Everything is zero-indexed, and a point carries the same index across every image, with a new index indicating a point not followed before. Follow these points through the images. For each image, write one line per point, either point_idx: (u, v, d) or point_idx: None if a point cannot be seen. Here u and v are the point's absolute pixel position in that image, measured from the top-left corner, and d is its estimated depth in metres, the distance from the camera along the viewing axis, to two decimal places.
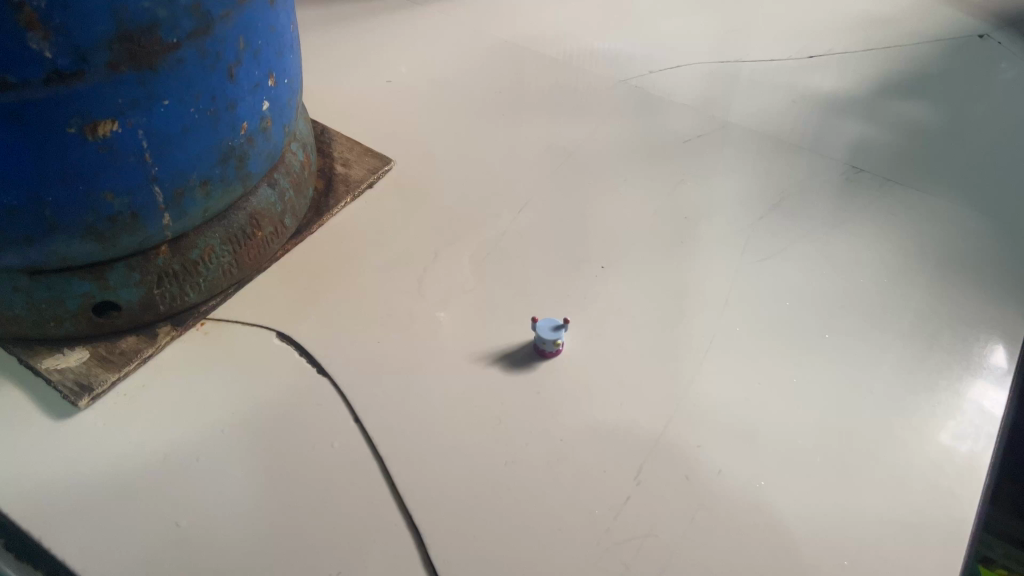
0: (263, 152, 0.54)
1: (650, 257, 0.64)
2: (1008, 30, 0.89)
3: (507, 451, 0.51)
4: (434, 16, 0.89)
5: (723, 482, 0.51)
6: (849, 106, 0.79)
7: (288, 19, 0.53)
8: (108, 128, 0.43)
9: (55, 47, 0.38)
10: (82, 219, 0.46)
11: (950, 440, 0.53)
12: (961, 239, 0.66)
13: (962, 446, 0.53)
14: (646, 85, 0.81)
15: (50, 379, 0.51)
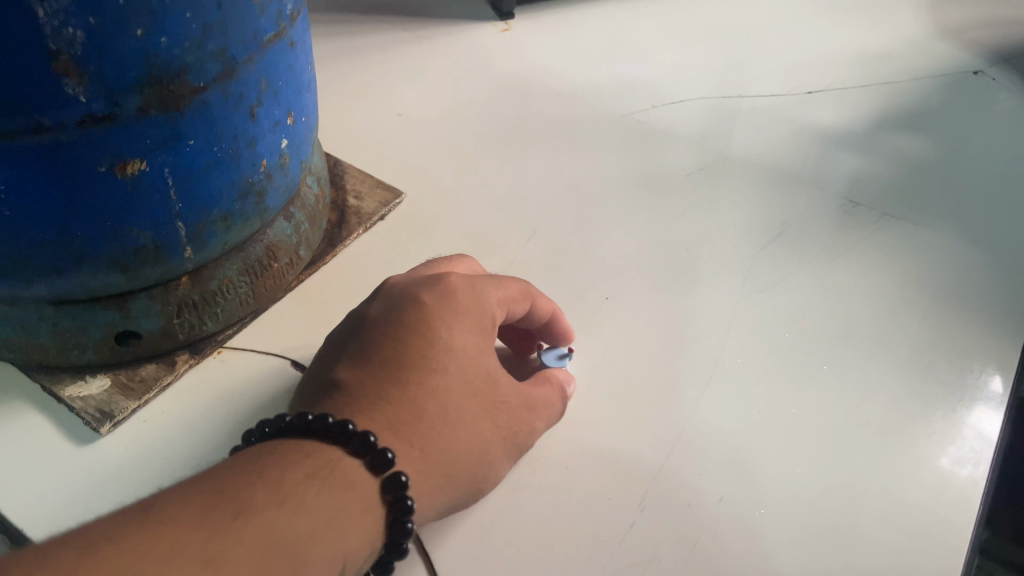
0: (280, 187, 0.56)
1: (654, 288, 0.66)
2: (1002, 65, 0.91)
3: (514, 477, 0.53)
4: (442, 50, 0.91)
5: (725, 509, 0.52)
6: (848, 140, 0.81)
7: (306, 59, 0.55)
8: (136, 167, 0.45)
9: (89, 91, 0.40)
10: (109, 252, 0.48)
11: (948, 465, 0.55)
12: (956, 271, 0.68)
13: (960, 471, 0.55)
14: (649, 118, 0.83)
15: (74, 406, 0.53)
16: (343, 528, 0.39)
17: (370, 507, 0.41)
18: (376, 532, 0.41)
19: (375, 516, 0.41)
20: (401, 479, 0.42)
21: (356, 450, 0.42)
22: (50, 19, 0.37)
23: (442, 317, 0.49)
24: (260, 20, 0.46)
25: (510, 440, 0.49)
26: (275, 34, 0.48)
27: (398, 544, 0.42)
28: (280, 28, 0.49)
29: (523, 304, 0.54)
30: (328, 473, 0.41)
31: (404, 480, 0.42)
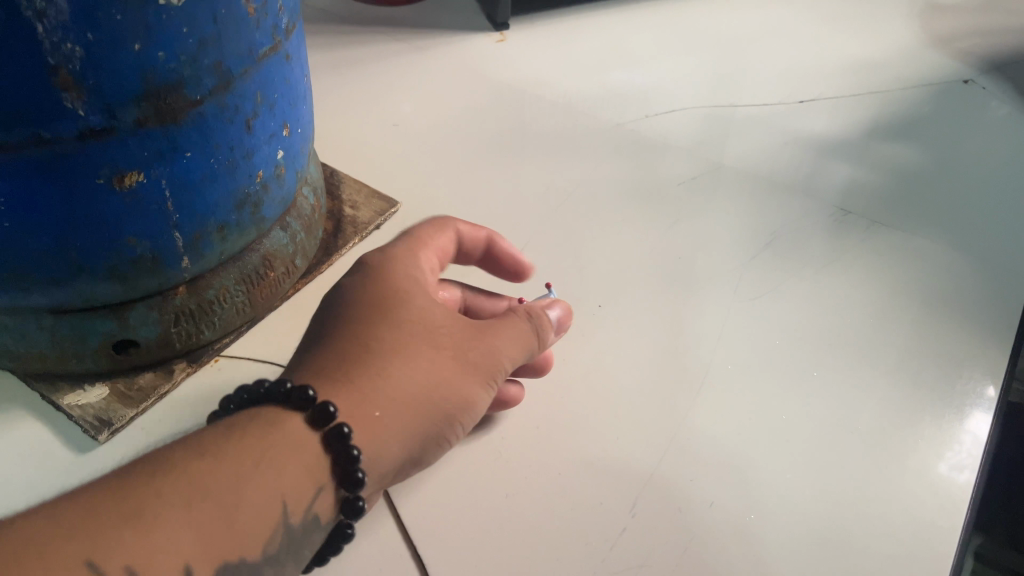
0: (276, 198, 0.57)
1: (646, 296, 0.67)
2: (992, 74, 0.92)
3: (507, 483, 0.53)
4: (438, 60, 0.92)
5: (716, 514, 0.53)
6: (839, 149, 0.82)
7: (301, 72, 0.55)
8: (133, 178, 0.46)
9: (87, 105, 0.41)
10: (107, 262, 0.48)
11: (947, 470, 0.56)
12: (945, 278, 0.69)
13: (958, 475, 0.55)
14: (642, 127, 0.84)
15: (72, 414, 0.54)
16: (282, 474, 0.40)
17: (312, 459, 0.41)
18: (324, 476, 0.42)
19: (318, 462, 0.42)
20: (344, 431, 0.42)
21: (292, 408, 0.42)
22: (49, 35, 0.38)
23: (376, 270, 0.49)
24: (256, 34, 0.47)
25: (475, 364, 0.47)
26: (270, 47, 0.49)
27: (354, 482, 0.42)
28: (275, 42, 0.49)
29: (442, 239, 0.54)
30: (265, 429, 0.41)
31: (345, 430, 0.42)
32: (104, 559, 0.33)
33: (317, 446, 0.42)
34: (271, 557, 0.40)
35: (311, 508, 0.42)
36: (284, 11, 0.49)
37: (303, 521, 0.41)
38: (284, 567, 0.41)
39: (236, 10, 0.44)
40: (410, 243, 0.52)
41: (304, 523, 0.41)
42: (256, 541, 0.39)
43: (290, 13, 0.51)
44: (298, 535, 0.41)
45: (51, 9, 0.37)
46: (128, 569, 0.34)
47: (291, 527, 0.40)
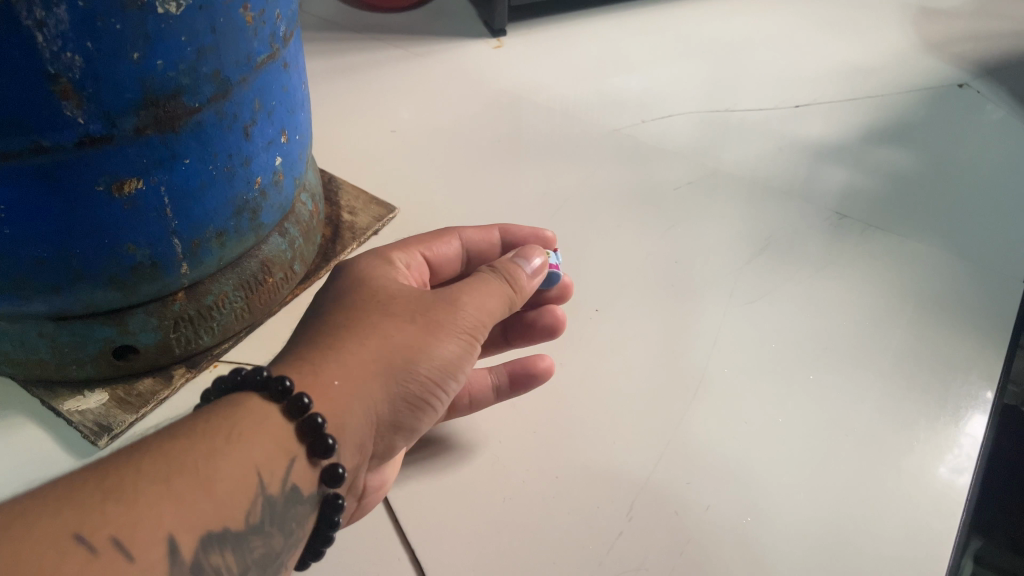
0: (274, 204, 0.57)
1: (642, 300, 0.67)
2: (986, 78, 0.93)
3: (505, 487, 0.54)
4: (435, 67, 0.92)
5: (712, 517, 0.53)
6: (834, 154, 0.82)
7: (299, 79, 0.56)
8: (133, 186, 0.46)
9: (87, 113, 0.41)
10: (106, 269, 0.49)
11: (946, 473, 0.56)
12: (941, 281, 0.69)
13: (957, 479, 0.56)
14: (638, 133, 0.85)
15: (72, 420, 0.54)
16: (254, 445, 0.41)
17: (278, 429, 0.42)
18: (295, 445, 0.43)
19: (286, 432, 0.42)
20: (302, 399, 0.42)
21: (254, 388, 0.43)
22: (49, 45, 0.38)
23: (349, 268, 0.52)
24: (254, 43, 0.47)
25: (435, 323, 0.48)
26: (268, 56, 0.49)
27: (324, 447, 0.43)
28: (273, 50, 0.50)
29: (439, 244, 0.58)
30: (231, 409, 0.42)
31: (303, 397, 0.42)
32: (92, 531, 0.34)
33: (281, 418, 0.43)
34: (254, 528, 0.40)
35: (287, 478, 0.42)
36: (281, 19, 0.50)
37: (280, 491, 0.42)
38: (272, 542, 0.41)
39: (234, 19, 0.45)
40: (392, 245, 0.55)
41: (283, 494, 0.42)
42: (239, 508, 0.39)
43: (287, 21, 0.51)
44: (279, 507, 0.42)
45: (51, 19, 0.37)
46: (115, 539, 0.34)
47: (269, 497, 0.41)
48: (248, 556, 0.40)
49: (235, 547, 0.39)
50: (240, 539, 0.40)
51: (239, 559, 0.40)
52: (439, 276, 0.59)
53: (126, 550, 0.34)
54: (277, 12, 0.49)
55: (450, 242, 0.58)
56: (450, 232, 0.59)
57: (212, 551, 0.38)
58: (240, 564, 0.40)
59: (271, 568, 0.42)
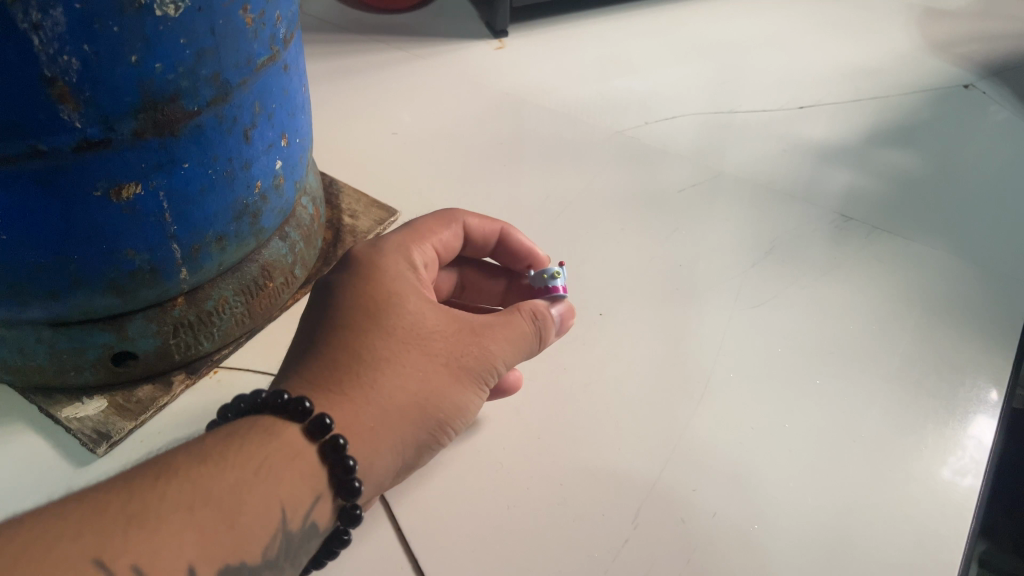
0: (275, 208, 0.57)
1: (647, 304, 0.67)
2: (991, 79, 0.92)
3: (510, 495, 0.53)
4: (437, 69, 0.92)
5: (718, 524, 0.52)
6: (839, 156, 0.82)
7: (299, 81, 0.55)
8: (131, 190, 0.45)
9: (85, 117, 0.41)
10: (105, 275, 0.48)
11: (949, 476, 0.55)
12: (947, 284, 0.69)
13: (961, 481, 0.55)
14: (641, 135, 0.84)
15: (70, 427, 0.54)
16: (281, 481, 0.40)
17: (309, 464, 0.42)
18: (320, 483, 0.42)
19: (315, 471, 0.42)
20: (339, 442, 0.42)
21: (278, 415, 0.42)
22: (45, 47, 0.37)
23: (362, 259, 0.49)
24: (254, 45, 0.47)
25: (463, 365, 0.47)
26: (268, 58, 0.49)
27: (350, 490, 0.43)
28: (274, 52, 0.49)
29: (444, 233, 0.55)
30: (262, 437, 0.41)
31: (342, 441, 0.42)
32: (113, 557, 0.33)
33: (314, 456, 0.42)
34: (271, 563, 0.40)
35: (309, 515, 0.42)
36: (282, 21, 0.49)
37: (301, 527, 0.41)
38: (286, 574, 0.41)
39: (233, 21, 0.44)
40: (407, 234, 0.53)
41: (302, 529, 0.41)
42: (258, 543, 0.39)
43: (288, 23, 0.50)
44: (297, 542, 0.41)
45: (48, 21, 0.37)
46: (135, 566, 0.34)
47: (289, 533, 0.41)
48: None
49: None
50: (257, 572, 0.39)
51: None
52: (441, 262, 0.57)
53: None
54: (277, 14, 0.48)
55: (456, 229, 0.56)
56: (453, 217, 0.56)
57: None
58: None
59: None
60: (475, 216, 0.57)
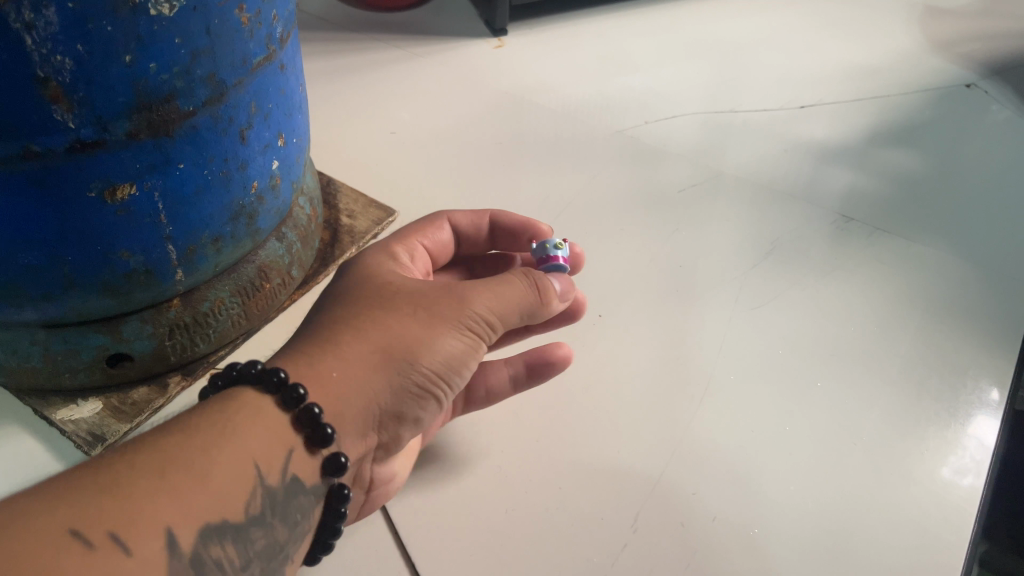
0: (272, 209, 0.56)
1: (646, 305, 0.66)
2: (993, 79, 0.91)
3: (509, 498, 0.53)
4: (436, 67, 0.91)
5: (718, 528, 0.52)
6: (840, 156, 0.81)
7: (296, 81, 0.55)
8: (126, 191, 0.45)
9: (78, 117, 0.40)
10: (99, 277, 0.48)
11: (949, 475, 0.55)
12: (949, 285, 0.68)
13: (961, 481, 0.55)
14: (641, 134, 0.83)
15: (65, 430, 0.53)
16: (249, 438, 0.41)
17: (276, 420, 0.42)
18: (291, 436, 0.43)
19: (285, 425, 0.42)
20: (298, 392, 0.42)
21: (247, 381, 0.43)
22: (38, 47, 0.37)
23: (352, 265, 0.51)
24: (250, 44, 0.46)
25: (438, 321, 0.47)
26: (264, 57, 0.48)
27: (322, 439, 0.43)
28: (270, 51, 0.49)
29: (438, 233, 0.57)
30: (225, 403, 0.42)
31: (300, 391, 0.42)
32: (88, 528, 0.33)
33: (280, 411, 0.42)
34: (255, 520, 0.40)
35: (287, 469, 0.42)
36: (278, 20, 0.49)
37: (281, 482, 0.42)
38: (276, 533, 0.42)
39: (229, 20, 0.44)
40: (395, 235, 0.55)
41: (283, 484, 0.42)
42: (237, 500, 0.39)
43: (284, 22, 0.50)
44: (280, 497, 0.42)
45: (40, 21, 0.36)
46: (113, 535, 0.34)
47: (269, 488, 0.41)
48: (251, 548, 0.40)
49: (235, 539, 0.39)
50: (241, 530, 0.39)
51: (241, 550, 0.39)
52: (439, 263, 0.58)
53: (124, 544, 0.34)
54: (274, 13, 0.48)
55: (449, 229, 0.57)
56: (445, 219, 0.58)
57: (212, 544, 0.37)
58: (244, 556, 0.39)
59: (278, 558, 0.42)
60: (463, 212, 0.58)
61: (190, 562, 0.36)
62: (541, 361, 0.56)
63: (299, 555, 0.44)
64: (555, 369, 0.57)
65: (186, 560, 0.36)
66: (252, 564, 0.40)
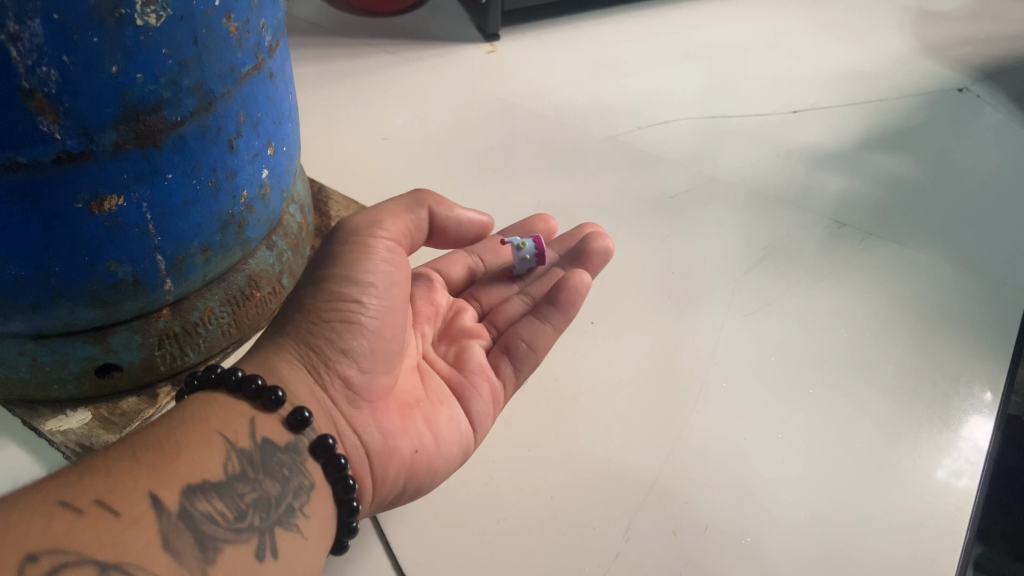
0: (261, 218, 0.56)
1: (637, 312, 0.66)
2: (986, 83, 0.91)
3: (497, 507, 0.52)
4: (429, 72, 0.91)
5: (710, 537, 0.52)
6: (833, 160, 0.81)
7: (286, 89, 0.55)
8: (114, 203, 0.45)
9: (64, 128, 0.40)
10: (86, 287, 0.47)
11: (945, 476, 0.56)
12: (940, 291, 0.68)
13: (956, 482, 0.55)
14: (635, 140, 0.83)
15: (53, 440, 0.53)
16: (208, 418, 0.43)
17: (230, 404, 0.45)
18: (248, 409, 0.45)
19: (240, 403, 0.45)
20: (236, 375, 0.45)
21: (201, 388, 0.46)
22: (23, 59, 0.37)
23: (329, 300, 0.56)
24: (238, 53, 0.46)
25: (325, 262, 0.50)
26: (253, 66, 0.48)
27: (272, 397, 0.44)
28: (258, 60, 0.48)
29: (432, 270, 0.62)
30: (179, 408, 0.44)
31: (237, 372, 0.45)
32: (74, 498, 0.36)
33: (236, 399, 0.45)
34: (238, 477, 0.42)
35: (254, 434, 0.44)
36: (267, 29, 0.48)
37: (253, 444, 0.43)
38: (266, 487, 0.42)
39: (216, 30, 0.43)
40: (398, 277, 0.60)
41: (256, 447, 0.43)
42: (210, 462, 0.41)
43: (273, 31, 0.50)
44: (258, 457, 0.43)
45: (25, 32, 0.36)
46: (98, 502, 0.37)
47: (242, 451, 0.43)
48: (241, 501, 0.41)
49: (219, 495, 0.40)
50: (226, 487, 0.41)
51: (232, 504, 0.41)
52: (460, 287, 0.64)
53: (111, 507, 0.37)
54: (262, 22, 0.48)
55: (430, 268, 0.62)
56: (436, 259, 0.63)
57: (197, 499, 0.39)
58: (235, 508, 0.41)
59: (279, 509, 0.42)
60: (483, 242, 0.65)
61: (179, 515, 0.38)
62: (556, 288, 0.56)
63: (318, 513, 0.44)
64: (574, 292, 0.56)
65: (174, 515, 0.38)
66: (248, 514, 0.41)
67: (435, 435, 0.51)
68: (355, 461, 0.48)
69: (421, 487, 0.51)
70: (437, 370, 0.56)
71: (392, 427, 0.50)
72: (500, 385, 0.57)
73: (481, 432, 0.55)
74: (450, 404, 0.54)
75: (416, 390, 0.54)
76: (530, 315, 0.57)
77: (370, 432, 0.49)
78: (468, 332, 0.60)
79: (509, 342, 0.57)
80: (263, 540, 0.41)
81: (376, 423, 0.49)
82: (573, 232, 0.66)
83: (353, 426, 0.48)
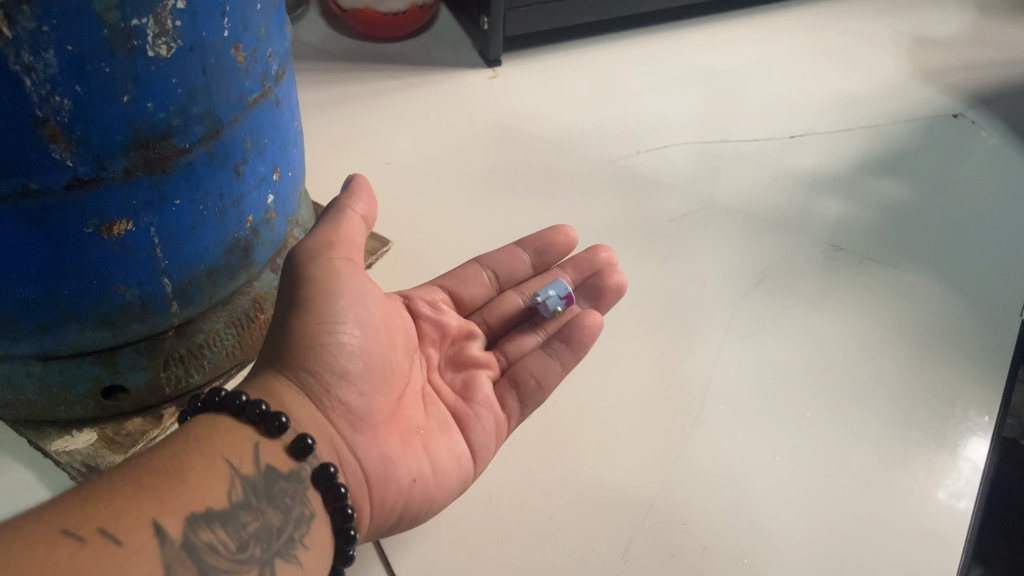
0: (267, 242, 0.57)
1: (636, 335, 0.67)
2: (981, 108, 0.93)
3: (497, 529, 0.53)
4: (431, 97, 0.92)
5: (708, 559, 0.52)
6: (830, 184, 0.82)
7: (291, 116, 0.56)
8: (122, 228, 0.45)
9: (76, 155, 0.41)
10: (94, 309, 0.48)
11: (945, 498, 0.56)
12: (937, 315, 0.69)
13: (956, 504, 0.56)
14: (634, 164, 0.85)
15: (59, 460, 0.54)
16: (213, 443, 0.44)
17: (235, 428, 0.45)
18: (252, 434, 0.45)
19: (242, 428, 0.45)
20: (241, 399, 0.46)
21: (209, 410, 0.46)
22: (37, 89, 0.38)
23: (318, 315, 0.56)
24: (246, 82, 0.47)
25: (297, 283, 0.49)
26: (260, 94, 0.49)
27: (275, 424, 0.45)
28: (265, 89, 0.50)
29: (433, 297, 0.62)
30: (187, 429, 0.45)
31: (240, 397, 0.45)
32: (78, 525, 0.37)
33: (238, 422, 0.46)
34: (241, 505, 0.42)
35: (259, 460, 0.44)
36: (274, 58, 0.50)
37: (257, 471, 0.44)
38: (268, 517, 0.43)
39: (224, 60, 0.45)
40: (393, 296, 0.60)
41: (261, 474, 0.44)
42: (215, 487, 0.42)
43: (279, 60, 0.51)
44: (261, 485, 0.44)
45: (40, 63, 0.37)
46: (102, 530, 0.37)
47: (246, 478, 0.43)
48: (243, 531, 0.42)
49: (223, 524, 0.41)
50: (229, 516, 0.42)
51: (235, 533, 0.41)
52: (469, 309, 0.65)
53: (114, 535, 0.37)
54: (269, 51, 0.49)
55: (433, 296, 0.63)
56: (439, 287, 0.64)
57: (200, 528, 0.40)
58: (237, 538, 0.41)
59: (280, 540, 0.43)
60: (495, 254, 0.66)
61: (180, 546, 0.39)
62: (572, 327, 0.58)
63: (318, 543, 0.45)
64: (587, 332, 0.58)
65: (177, 545, 0.39)
66: (250, 545, 0.42)
67: (434, 464, 0.51)
68: (354, 488, 0.48)
69: (416, 518, 0.51)
70: (442, 399, 0.57)
71: (393, 453, 0.50)
72: (505, 419, 0.57)
73: (483, 461, 0.54)
74: (451, 434, 0.54)
75: (418, 416, 0.54)
76: (539, 351, 0.59)
77: (370, 458, 0.49)
78: (477, 361, 0.60)
79: (518, 377, 0.58)
80: (263, 570, 0.41)
81: (377, 449, 0.49)
82: (585, 254, 0.67)
83: (354, 453, 0.48)
